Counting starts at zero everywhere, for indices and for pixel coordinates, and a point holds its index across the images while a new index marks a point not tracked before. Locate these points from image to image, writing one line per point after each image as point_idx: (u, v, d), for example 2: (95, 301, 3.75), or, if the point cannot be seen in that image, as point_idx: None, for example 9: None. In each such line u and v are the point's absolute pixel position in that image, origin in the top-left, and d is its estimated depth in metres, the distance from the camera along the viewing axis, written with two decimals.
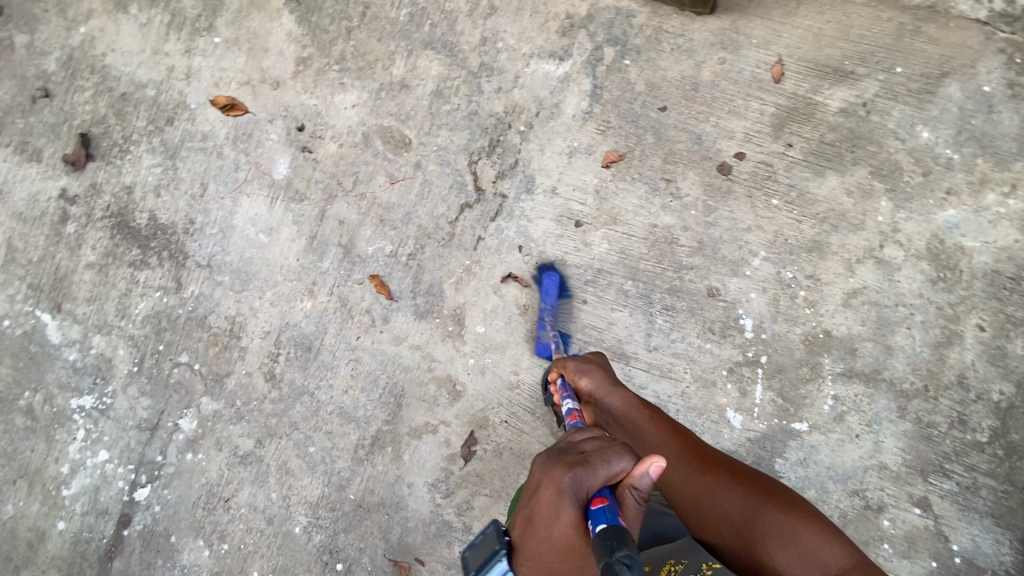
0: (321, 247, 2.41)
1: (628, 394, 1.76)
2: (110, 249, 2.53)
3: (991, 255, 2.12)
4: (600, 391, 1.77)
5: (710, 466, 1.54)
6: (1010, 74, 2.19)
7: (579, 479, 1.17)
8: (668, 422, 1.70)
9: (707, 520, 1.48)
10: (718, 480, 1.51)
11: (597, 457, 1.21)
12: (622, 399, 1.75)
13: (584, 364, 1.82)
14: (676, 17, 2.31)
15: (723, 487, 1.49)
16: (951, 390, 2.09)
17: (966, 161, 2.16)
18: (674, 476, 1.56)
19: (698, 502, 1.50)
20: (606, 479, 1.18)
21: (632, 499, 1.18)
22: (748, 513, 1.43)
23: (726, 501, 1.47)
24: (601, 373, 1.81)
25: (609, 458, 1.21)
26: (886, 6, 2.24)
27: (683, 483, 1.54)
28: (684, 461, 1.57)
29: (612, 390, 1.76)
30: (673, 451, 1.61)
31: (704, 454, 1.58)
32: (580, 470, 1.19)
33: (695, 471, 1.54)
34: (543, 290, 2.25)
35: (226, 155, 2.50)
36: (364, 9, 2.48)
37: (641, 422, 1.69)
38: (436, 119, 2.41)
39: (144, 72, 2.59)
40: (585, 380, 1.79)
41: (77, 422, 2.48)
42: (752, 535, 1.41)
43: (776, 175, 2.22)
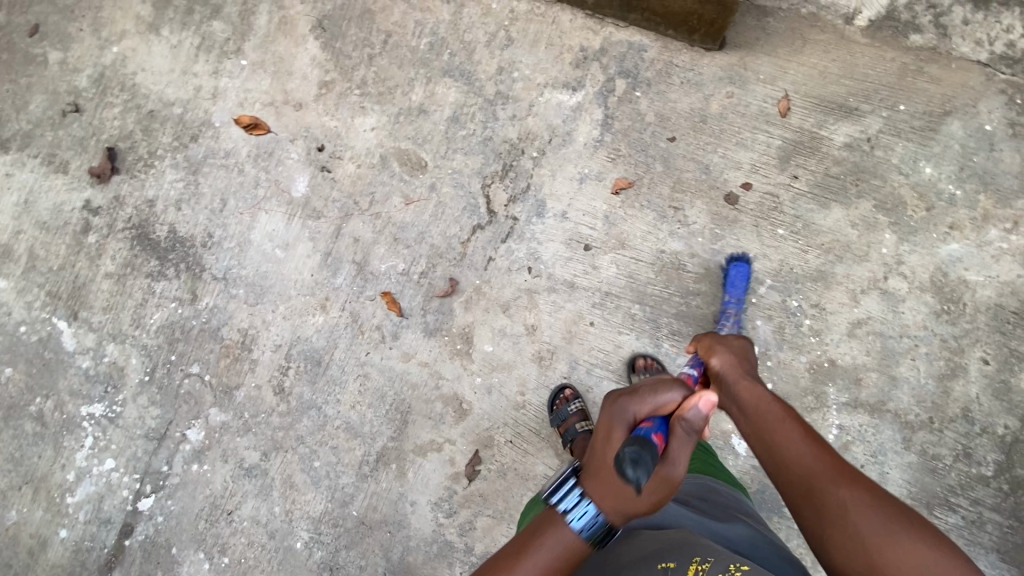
0: (335, 263, 2.46)
1: (755, 386, 1.60)
2: (129, 259, 2.60)
3: (994, 289, 2.15)
4: (728, 375, 1.66)
5: (850, 478, 1.32)
6: (1011, 114, 2.25)
7: (627, 404, 1.39)
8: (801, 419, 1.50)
9: (832, 535, 1.26)
10: (857, 495, 1.29)
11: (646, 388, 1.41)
12: (751, 388, 1.60)
13: (720, 344, 1.73)
14: (687, 52, 2.39)
15: (859, 503, 1.27)
16: (956, 423, 2.10)
17: (968, 197, 2.21)
18: (800, 476, 1.37)
19: (827, 508, 1.29)
20: (653, 409, 1.38)
21: (682, 430, 1.31)
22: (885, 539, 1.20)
23: (861, 518, 1.25)
24: (734, 357, 1.70)
25: (656, 392, 1.39)
26: (890, 46, 2.32)
27: (810, 485, 1.34)
28: (819, 464, 1.36)
29: (744, 379, 1.64)
30: (806, 447, 1.41)
31: (840, 466, 1.36)
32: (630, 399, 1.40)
33: (831, 475, 1.34)
34: (729, 282, 2.20)
35: (247, 172, 2.58)
36: (386, 37, 2.59)
37: (772, 411, 1.51)
38: (452, 144, 2.49)
39: (172, 91, 2.69)
40: (715, 359, 1.71)
41: (86, 430, 2.50)
42: (882, 560, 1.18)
43: (782, 206, 2.27)
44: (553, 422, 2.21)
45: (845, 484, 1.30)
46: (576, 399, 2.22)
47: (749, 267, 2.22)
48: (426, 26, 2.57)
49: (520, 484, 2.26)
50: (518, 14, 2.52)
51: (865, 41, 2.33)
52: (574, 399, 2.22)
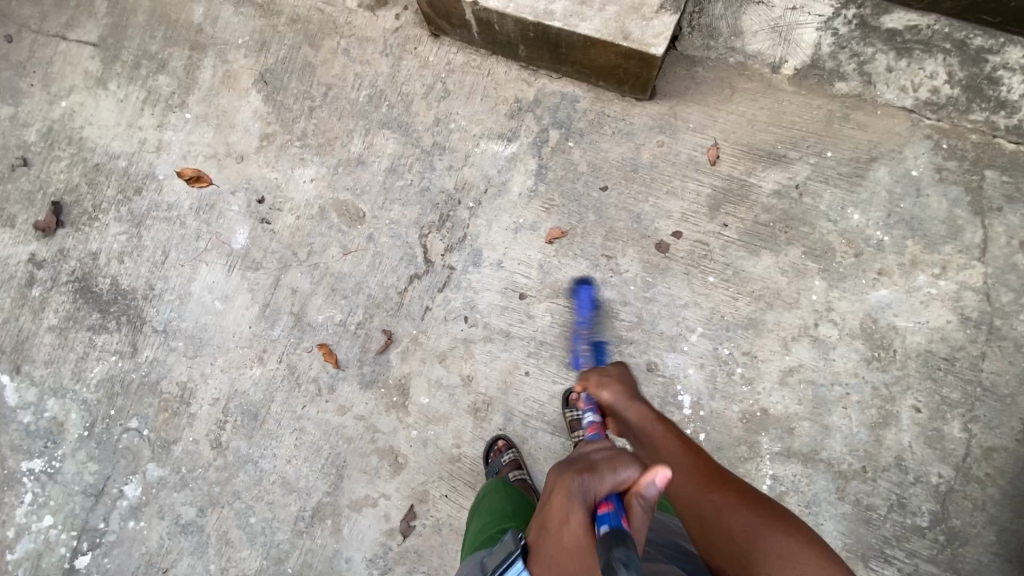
0: (273, 315, 2.47)
1: (641, 407, 1.70)
2: (72, 312, 2.60)
3: (924, 335, 2.15)
4: (620, 404, 1.72)
5: (723, 484, 1.43)
6: (937, 159, 2.26)
7: (589, 483, 1.15)
8: (685, 438, 1.59)
9: (715, 538, 1.34)
10: (726, 498, 1.39)
11: (604, 464, 1.20)
12: (636, 410, 1.71)
13: (608, 377, 1.79)
14: (618, 102, 2.43)
15: (729, 504, 1.37)
16: (889, 472, 2.08)
17: (896, 243, 2.22)
18: (683, 487, 1.46)
19: (702, 514, 1.39)
20: (613, 486, 1.16)
21: (641, 509, 1.14)
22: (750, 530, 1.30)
23: (731, 517, 1.34)
24: (623, 386, 1.76)
25: (616, 466, 1.20)
26: (816, 95, 2.35)
27: (689, 496, 1.43)
28: (694, 474, 1.46)
29: (634, 404, 1.70)
30: (685, 460, 1.50)
31: (709, 472, 1.47)
32: (589, 478, 1.16)
33: (704, 483, 1.44)
34: (577, 305, 2.29)
35: (189, 224, 2.60)
36: (326, 90, 2.63)
37: (655, 435, 1.60)
38: (390, 194, 2.51)
39: (118, 144, 2.73)
40: (606, 392, 1.75)
41: (25, 486, 2.48)
42: (752, 554, 1.26)
43: (712, 253, 2.28)
44: (488, 474, 2.21)
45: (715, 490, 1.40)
46: (510, 449, 2.23)
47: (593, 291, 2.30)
48: (366, 78, 2.61)
49: (455, 539, 2.23)
50: (454, 66, 2.56)
51: (791, 89, 2.36)
52: (508, 450, 2.23)
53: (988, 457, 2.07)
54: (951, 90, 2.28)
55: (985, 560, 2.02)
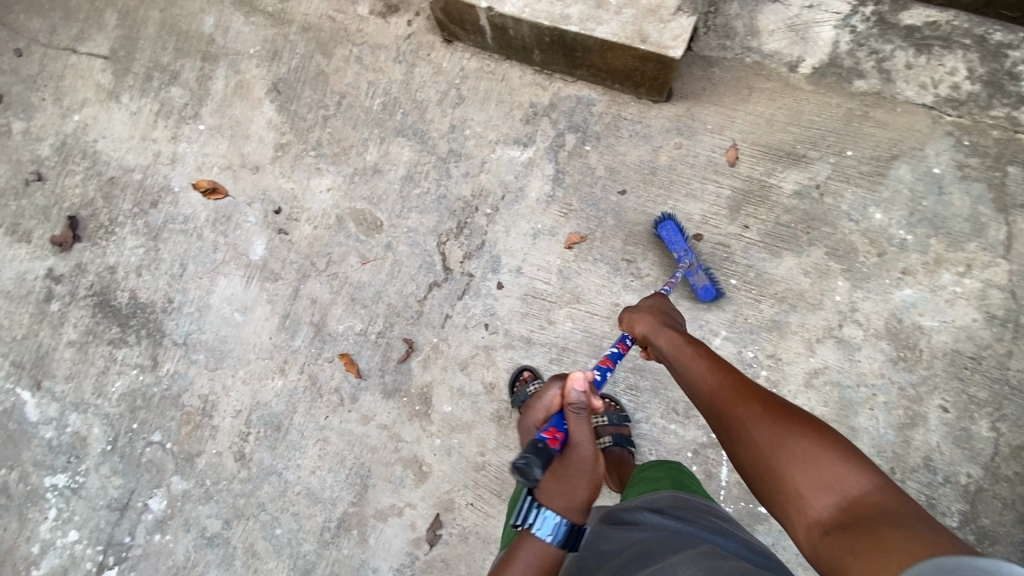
0: (293, 326, 2.46)
1: (674, 334, 1.67)
2: (91, 327, 2.60)
3: (949, 335, 2.14)
4: (650, 331, 1.75)
5: (748, 397, 1.33)
6: (959, 156, 2.24)
7: (528, 421, 1.58)
8: (716, 357, 1.52)
9: (738, 452, 1.29)
10: (752, 411, 1.30)
11: (536, 399, 1.60)
12: (670, 339, 1.66)
13: (636, 311, 1.84)
14: (634, 105, 2.42)
15: (754, 418, 1.28)
16: (917, 473, 2.08)
17: (920, 242, 2.20)
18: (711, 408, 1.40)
19: (730, 431, 1.32)
20: (548, 410, 1.54)
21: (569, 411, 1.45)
22: (771, 441, 1.22)
23: (753, 429, 1.27)
24: (652, 317, 1.78)
25: (543, 395, 1.57)
26: (835, 92, 2.33)
27: (717, 414, 1.37)
28: (721, 390, 1.39)
29: (663, 331, 1.71)
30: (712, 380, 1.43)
31: (737, 385, 1.38)
32: (528, 415, 1.59)
33: (730, 398, 1.36)
34: (669, 241, 2.23)
35: (206, 236, 2.59)
36: (339, 98, 2.62)
37: (687, 356, 1.55)
38: (407, 202, 2.50)
39: (132, 157, 2.72)
40: (639, 324, 1.79)
41: (49, 501, 2.49)
42: (773, 463, 1.20)
43: (734, 255, 2.27)
44: (513, 404, 2.26)
45: (740, 405, 1.31)
46: (536, 380, 2.25)
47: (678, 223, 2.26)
48: (379, 86, 2.60)
49: (482, 548, 2.23)
50: (468, 72, 2.55)
51: (809, 88, 2.34)
52: (532, 381, 2.25)
53: (1017, 455, 2.06)
54: (971, 86, 2.26)
55: (1016, 560, 2.01)
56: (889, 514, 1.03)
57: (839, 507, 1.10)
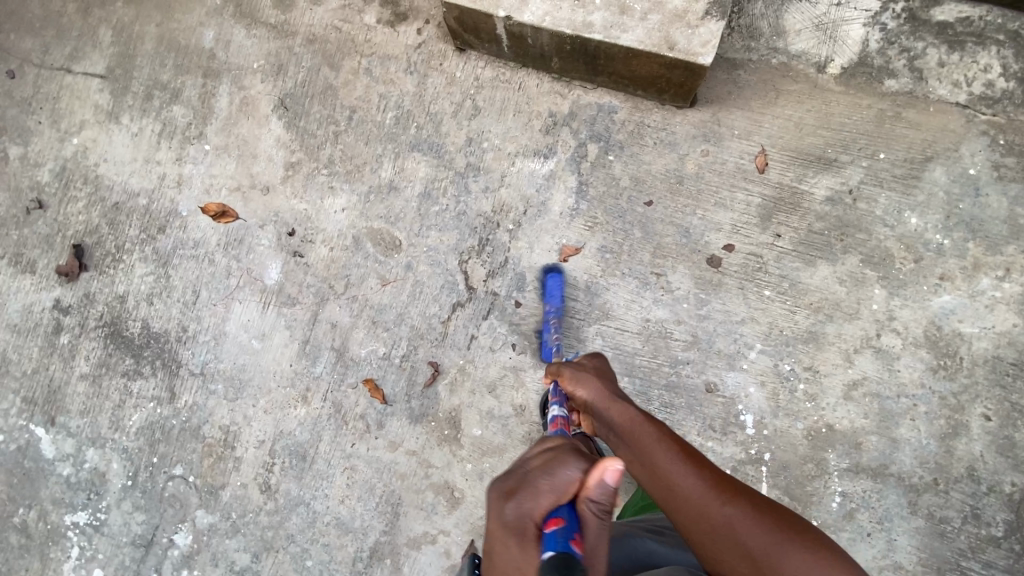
0: (314, 352, 2.39)
1: (628, 408, 1.54)
2: (103, 359, 2.53)
3: (990, 341, 2.09)
4: (599, 402, 1.58)
5: (732, 494, 1.30)
6: (995, 156, 2.18)
7: (525, 504, 1.11)
8: (679, 441, 1.44)
9: (723, 556, 1.24)
10: (740, 511, 1.27)
11: (542, 474, 1.14)
12: (625, 414, 1.52)
13: (584, 373, 1.65)
14: (658, 111, 2.34)
15: (744, 519, 1.26)
16: (962, 483, 2.04)
17: (957, 247, 2.15)
18: (689, 500, 1.31)
19: (714, 530, 1.26)
20: (558, 497, 1.10)
21: (592, 514, 1.10)
22: (766, 549, 1.21)
23: (745, 535, 1.24)
24: (602, 383, 1.63)
25: (554, 472, 1.14)
26: (866, 93, 2.25)
27: (698, 510, 1.29)
28: (702, 486, 1.32)
29: (614, 403, 1.56)
30: (687, 469, 1.36)
31: (717, 479, 1.33)
32: (526, 496, 1.12)
33: (713, 494, 1.30)
34: (546, 293, 2.27)
35: (218, 261, 2.51)
36: (350, 113, 2.53)
37: (648, 437, 1.44)
38: (426, 220, 2.42)
39: (136, 181, 2.63)
40: (583, 391, 1.62)
41: (71, 540, 2.43)
42: (771, 575, 1.18)
43: (767, 265, 2.21)
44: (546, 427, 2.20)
45: (726, 504, 1.27)
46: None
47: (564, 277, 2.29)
48: (391, 99, 2.51)
49: None
50: (483, 81, 2.46)
51: (839, 89, 2.27)
52: None
53: None
54: (1006, 83, 2.20)
55: None
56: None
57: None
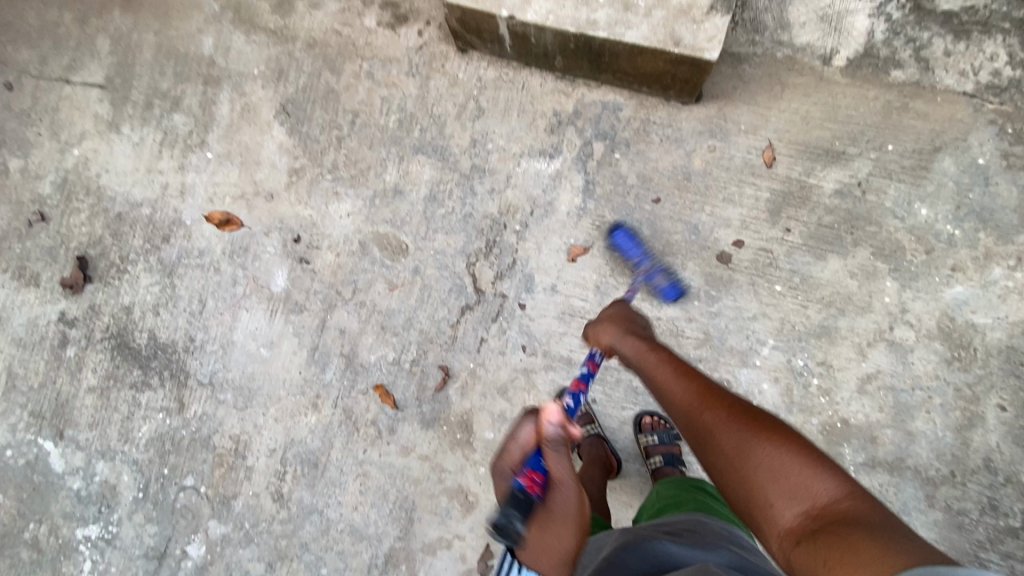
0: (323, 358, 2.38)
1: (638, 345, 1.71)
2: (111, 371, 2.51)
3: (1004, 331, 2.08)
4: (615, 343, 1.80)
5: (713, 402, 1.36)
6: (1004, 145, 2.18)
7: (500, 464, 1.48)
8: (682, 362, 1.58)
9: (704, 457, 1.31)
10: (716, 416, 1.32)
11: (507, 438, 1.50)
12: (635, 348, 1.71)
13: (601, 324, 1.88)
14: (663, 108, 2.33)
15: (720, 422, 1.31)
16: (979, 474, 2.03)
17: (968, 237, 2.14)
18: (680, 413, 1.43)
19: (695, 435, 1.35)
20: (523, 449, 1.47)
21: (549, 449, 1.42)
22: (737, 446, 1.24)
23: (720, 436, 1.28)
24: (618, 329, 1.81)
25: (516, 432, 1.49)
26: (871, 84, 2.24)
27: (684, 419, 1.40)
28: (689, 397, 1.43)
29: (628, 340, 1.76)
30: (681, 386, 1.48)
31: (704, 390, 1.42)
32: (500, 457, 1.49)
33: (697, 403, 1.40)
34: (623, 249, 2.24)
35: (224, 270, 2.49)
36: (353, 117, 2.52)
37: (650, 361, 1.62)
38: (432, 224, 2.41)
39: (138, 191, 2.61)
40: (602, 337, 1.85)
41: (83, 554, 2.41)
42: (741, 468, 1.22)
43: (777, 261, 2.20)
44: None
45: (704, 409, 1.35)
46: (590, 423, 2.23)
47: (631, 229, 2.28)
48: (394, 102, 2.50)
49: None
50: (486, 82, 2.45)
51: (845, 81, 2.26)
52: None
53: None
54: (1013, 71, 2.19)
55: None
56: (856, 521, 1.04)
57: (806, 513, 1.10)
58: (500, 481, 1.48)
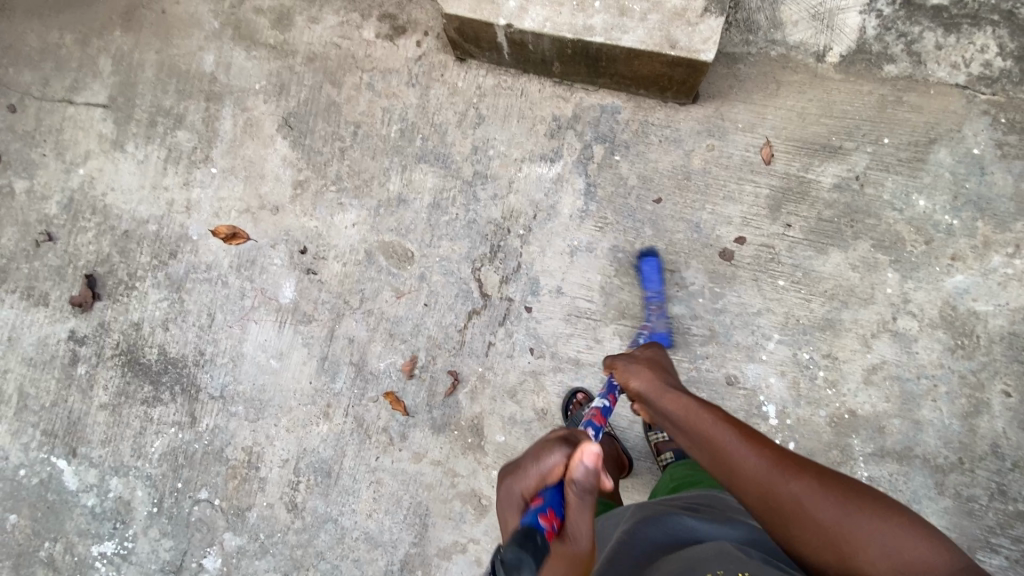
0: (333, 367, 2.40)
1: (679, 395, 1.62)
2: (122, 387, 2.53)
3: (1006, 318, 2.11)
4: (650, 392, 1.67)
5: (797, 470, 1.38)
6: (997, 135, 2.21)
7: (514, 485, 1.36)
8: (738, 422, 1.53)
9: (798, 532, 1.31)
10: (805, 485, 1.35)
11: (531, 460, 1.36)
12: (677, 402, 1.60)
13: (634, 366, 1.75)
14: (661, 109, 2.36)
15: (812, 494, 1.33)
16: (987, 461, 2.05)
17: (966, 226, 2.17)
18: (753, 481, 1.40)
19: (783, 508, 1.34)
20: (542, 480, 1.31)
21: (574, 493, 1.26)
22: (839, 519, 1.28)
23: (816, 509, 1.31)
24: (653, 374, 1.72)
25: (541, 457, 1.35)
26: (865, 79, 2.28)
27: (765, 489, 1.38)
28: (767, 467, 1.40)
29: (666, 393, 1.64)
30: (747, 450, 1.44)
31: (783, 458, 1.41)
32: (516, 477, 1.37)
33: (775, 472, 1.39)
34: (645, 279, 2.26)
35: (231, 283, 2.52)
36: (355, 128, 2.55)
37: (707, 424, 1.53)
38: (436, 231, 2.43)
39: (144, 208, 2.64)
40: (635, 382, 1.72)
41: (99, 570, 2.43)
42: (849, 544, 1.25)
43: (779, 256, 2.22)
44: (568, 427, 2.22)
45: (794, 480, 1.35)
46: (590, 402, 2.22)
47: (659, 260, 2.29)
48: (395, 112, 2.54)
49: None
50: (486, 89, 2.49)
51: (838, 77, 2.29)
52: (588, 404, 2.21)
53: None
54: (1003, 62, 2.23)
55: None
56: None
57: None
58: (509, 504, 1.36)
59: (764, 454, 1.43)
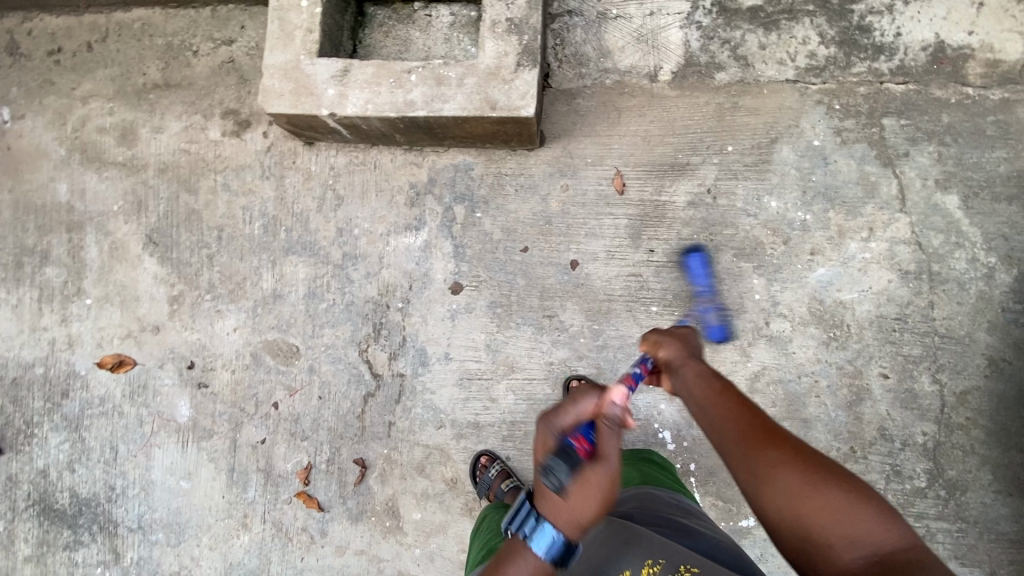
0: (242, 477, 2.39)
1: (695, 365, 1.45)
2: (41, 536, 2.50)
3: (871, 302, 2.15)
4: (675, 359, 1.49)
5: (778, 442, 1.19)
6: (834, 122, 2.23)
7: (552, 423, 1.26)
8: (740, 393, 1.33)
9: (761, 499, 1.14)
10: (783, 457, 1.15)
11: (567, 404, 1.29)
12: (692, 370, 1.44)
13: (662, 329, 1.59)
14: (512, 158, 2.37)
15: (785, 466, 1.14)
16: (877, 445, 2.10)
17: (819, 219, 2.20)
18: (727, 446, 1.23)
19: (753, 472, 1.16)
20: (578, 418, 1.26)
21: (608, 427, 1.24)
22: (802, 492, 1.10)
23: (784, 479, 1.13)
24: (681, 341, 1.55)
25: (576, 400, 1.29)
26: (700, 91, 2.29)
27: (736, 453, 1.20)
28: (743, 433, 1.23)
29: (687, 361, 1.47)
30: (727, 416, 1.27)
31: (767, 428, 1.22)
32: (552, 418, 1.27)
33: (752, 438, 1.20)
34: (692, 273, 2.19)
35: (128, 412, 2.49)
36: (218, 233, 2.52)
37: (707, 388, 1.37)
38: (317, 320, 2.42)
39: (28, 352, 2.59)
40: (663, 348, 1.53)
41: None
42: (807, 517, 1.08)
43: (648, 282, 2.25)
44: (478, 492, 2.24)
45: (769, 450, 1.17)
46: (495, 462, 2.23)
47: (705, 254, 2.20)
48: (254, 209, 2.51)
49: None
50: (339, 169, 2.47)
51: (674, 94, 2.30)
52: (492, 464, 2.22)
53: (964, 402, 2.09)
54: (827, 49, 2.24)
55: (988, 501, 2.06)
56: None
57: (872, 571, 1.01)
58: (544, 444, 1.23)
59: (752, 424, 1.24)
